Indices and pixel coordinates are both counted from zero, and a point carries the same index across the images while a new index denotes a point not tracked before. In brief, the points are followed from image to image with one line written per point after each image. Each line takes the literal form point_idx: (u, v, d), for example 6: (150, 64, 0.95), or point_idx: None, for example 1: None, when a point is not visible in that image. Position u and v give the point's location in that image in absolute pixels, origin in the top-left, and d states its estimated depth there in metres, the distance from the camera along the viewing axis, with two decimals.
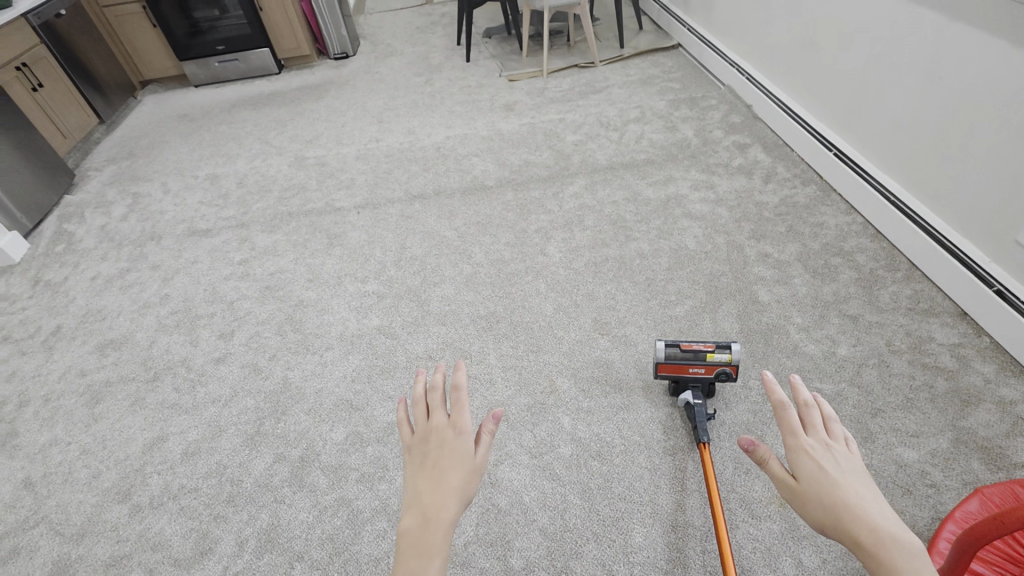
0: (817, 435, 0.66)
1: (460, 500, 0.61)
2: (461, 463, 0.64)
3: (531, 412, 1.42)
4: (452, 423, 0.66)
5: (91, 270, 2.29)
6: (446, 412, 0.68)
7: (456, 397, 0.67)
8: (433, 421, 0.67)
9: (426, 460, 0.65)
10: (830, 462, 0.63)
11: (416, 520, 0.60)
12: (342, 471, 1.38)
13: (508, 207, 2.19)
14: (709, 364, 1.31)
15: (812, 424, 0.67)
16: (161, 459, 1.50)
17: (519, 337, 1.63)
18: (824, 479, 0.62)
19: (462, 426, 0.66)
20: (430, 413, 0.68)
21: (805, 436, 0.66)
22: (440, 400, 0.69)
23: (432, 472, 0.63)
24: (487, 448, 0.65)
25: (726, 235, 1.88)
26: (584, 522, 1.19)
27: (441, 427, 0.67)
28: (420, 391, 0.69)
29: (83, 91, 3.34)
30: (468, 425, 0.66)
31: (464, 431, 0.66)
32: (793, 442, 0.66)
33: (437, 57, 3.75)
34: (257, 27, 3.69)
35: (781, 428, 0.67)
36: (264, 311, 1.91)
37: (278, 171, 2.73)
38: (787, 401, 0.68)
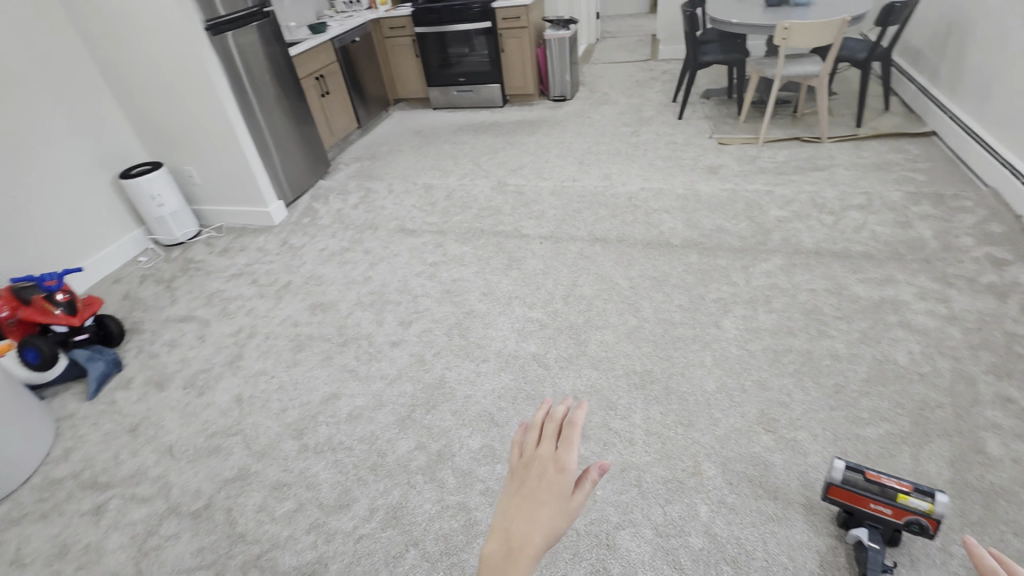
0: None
1: (549, 542, 0.50)
2: (558, 500, 0.52)
3: (667, 488, 1.33)
4: (557, 457, 0.55)
5: (322, 243, 2.78)
6: (556, 445, 0.58)
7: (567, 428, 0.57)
8: (541, 451, 0.57)
9: (523, 491, 0.55)
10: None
11: (498, 552, 0.50)
12: (470, 478, 1.44)
13: (689, 269, 2.11)
14: (899, 508, 1.09)
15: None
16: (331, 413, 1.74)
17: (671, 405, 1.55)
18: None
19: (568, 463, 0.55)
20: (540, 442, 0.59)
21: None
22: (553, 430, 0.59)
23: (526, 503, 0.53)
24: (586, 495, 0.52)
25: (953, 360, 1.57)
26: None
27: (547, 458, 0.56)
28: (539, 418, 0.61)
29: (354, 101, 4.12)
30: (574, 463, 0.55)
31: (567, 468, 0.55)
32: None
33: (649, 111, 3.83)
34: (495, 66, 4.18)
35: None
36: (440, 311, 2.11)
37: (481, 191, 3.03)
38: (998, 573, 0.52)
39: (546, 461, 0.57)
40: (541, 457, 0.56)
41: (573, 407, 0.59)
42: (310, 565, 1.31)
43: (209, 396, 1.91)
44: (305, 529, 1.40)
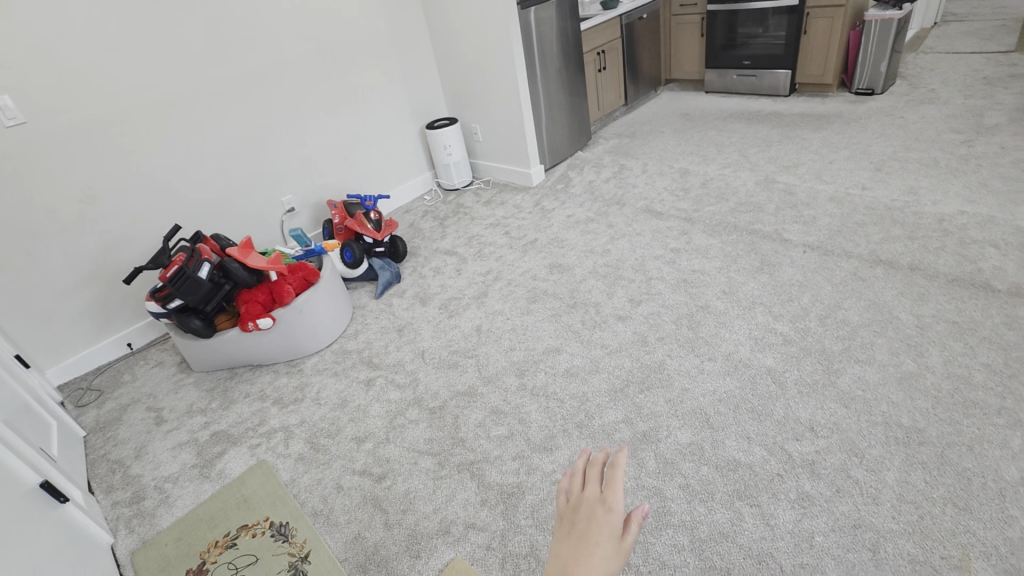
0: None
1: None
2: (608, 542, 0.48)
3: (916, 570, 1.10)
4: (603, 499, 0.51)
5: (570, 210, 2.95)
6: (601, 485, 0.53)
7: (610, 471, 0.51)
8: (586, 492, 0.52)
9: (571, 536, 0.51)
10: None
11: None
12: (671, 468, 1.41)
13: (1013, 325, 1.64)
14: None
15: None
16: (551, 364, 1.88)
17: (944, 477, 1.26)
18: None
19: (615, 505, 0.51)
20: (584, 483, 0.54)
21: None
22: (597, 472, 0.54)
23: (576, 546, 0.49)
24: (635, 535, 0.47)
25: None
26: None
27: (590, 505, 0.51)
28: (580, 459, 0.55)
29: (627, 78, 4.17)
30: (622, 506, 0.50)
31: (614, 509, 0.50)
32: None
33: (996, 117, 2.98)
34: (791, 49, 3.74)
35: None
36: (673, 298, 2.06)
37: (743, 185, 2.80)
38: None
39: (589, 508, 0.52)
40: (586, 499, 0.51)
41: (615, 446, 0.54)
42: (510, 486, 1.47)
43: (457, 320, 2.24)
44: (511, 455, 1.56)
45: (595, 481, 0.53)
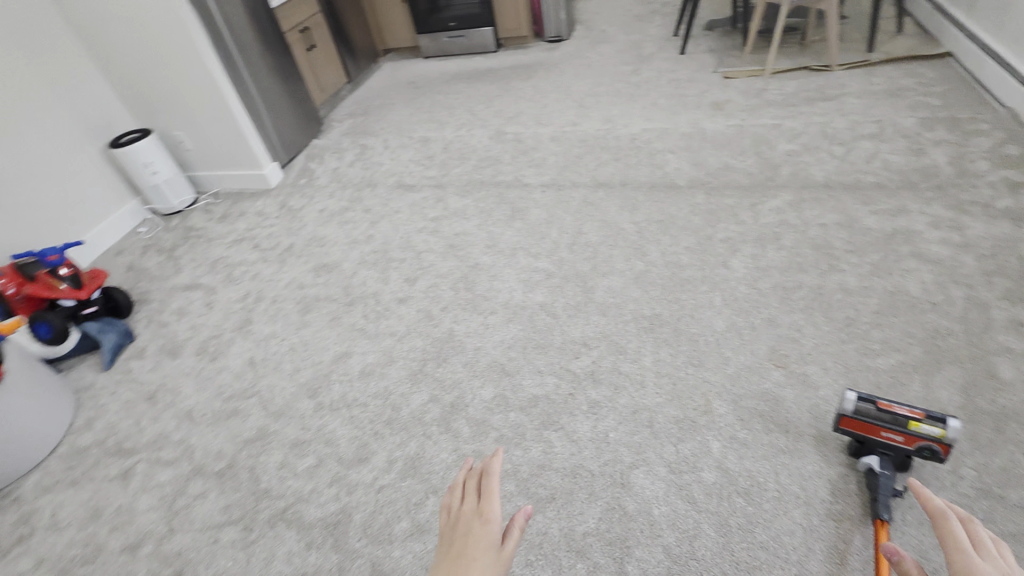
0: (972, 530, 0.78)
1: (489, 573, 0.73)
2: (488, 544, 0.76)
3: (679, 427, 1.35)
4: (483, 511, 0.80)
5: (321, 204, 2.74)
6: (477, 501, 0.82)
7: (486, 485, 0.82)
8: (468, 508, 0.81)
9: (460, 540, 0.78)
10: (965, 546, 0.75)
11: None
12: (484, 427, 1.46)
13: (696, 211, 2.08)
14: (913, 435, 1.11)
15: (982, 545, 0.75)
16: (343, 371, 1.75)
17: (681, 346, 1.56)
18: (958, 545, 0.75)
19: (490, 514, 0.79)
20: (465, 500, 0.83)
21: (976, 558, 0.73)
22: (474, 489, 0.84)
23: (465, 546, 0.77)
24: (512, 541, 0.76)
25: (967, 288, 1.54)
26: (713, 556, 1.11)
27: (470, 514, 0.81)
28: (460, 483, 0.85)
29: (343, 54, 3.96)
30: (495, 514, 0.79)
31: (491, 520, 0.79)
32: (962, 563, 0.73)
33: (650, 47, 3.66)
34: (487, 7, 3.98)
35: (940, 537, 0.78)
36: (445, 266, 2.09)
37: (479, 142, 2.94)
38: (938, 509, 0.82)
39: (469, 516, 0.81)
40: (468, 513, 0.80)
41: (485, 474, 0.84)
42: (334, 515, 1.36)
43: (223, 362, 1.93)
44: (327, 482, 1.44)
45: (473, 494, 0.83)
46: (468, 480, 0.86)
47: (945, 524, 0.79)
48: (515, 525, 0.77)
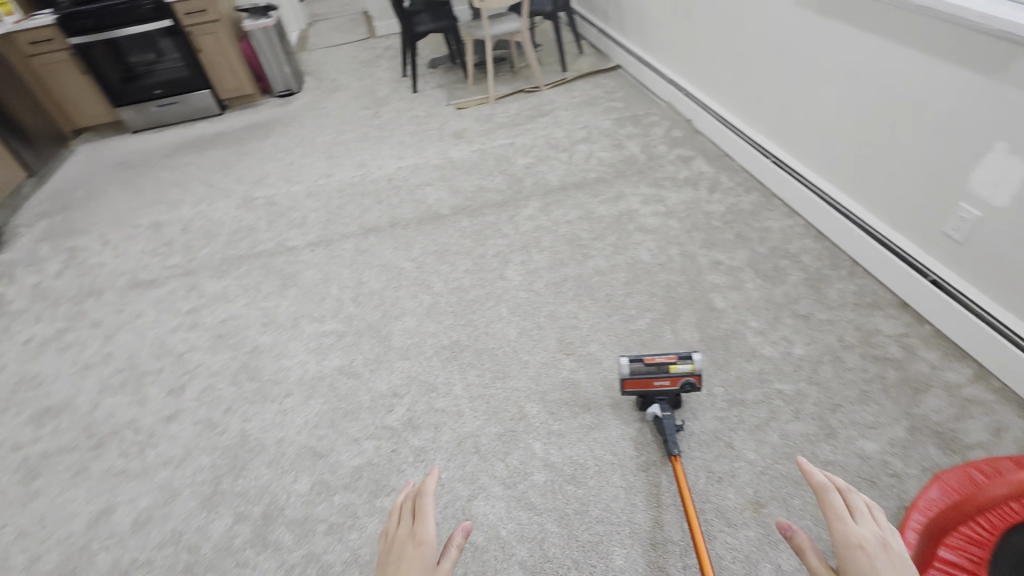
0: (852, 502, 0.73)
1: None
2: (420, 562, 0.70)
3: (503, 441, 1.40)
4: (415, 532, 0.74)
5: (23, 332, 2.12)
6: (412, 524, 0.76)
7: (422, 503, 0.77)
8: (403, 530, 0.76)
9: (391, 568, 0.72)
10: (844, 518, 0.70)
11: None
12: (309, 524, 1.30)
13: (465, 234, 2.20)
14: (675, 377, 1.33)
15: (858, 513, 0.71)
16: (108, 534, 1.38)
17: (485, 365, 1.62)
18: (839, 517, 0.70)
19: (423, 535, 0.73)
20: (400, 522, 0.78)
21: (854, 527, 0.69)
22: (411, 511, 0.78)
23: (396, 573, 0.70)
24: (448, 561, 0.69)
25: (679, 245, 1.93)
26: (563, 550, 1.17)
27: (405, 537, 0.75)
28: (398, 508, 0.80)
29: (10, 143, 3.16)
30: (430, 534, 0.73)
31: (426, 540, 0.73)
32: (842, 534, 0.68)
33: (384, 90, 3.77)
34: (196, 69, 3.63)
35: (823, 512, 0.72)
36: (217, 361, 1.80)
37: (226, 214, 2.64)
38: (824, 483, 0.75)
39: (405, 539, 0.75)
40: (402, 536, 0.75)
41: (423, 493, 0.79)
42: None
43: None
44: None
45: (408, 516, 0.78)
46: (407, 503, 0.81)
47: (825, 499, 0.72)
48: (454, 543, 0.70)
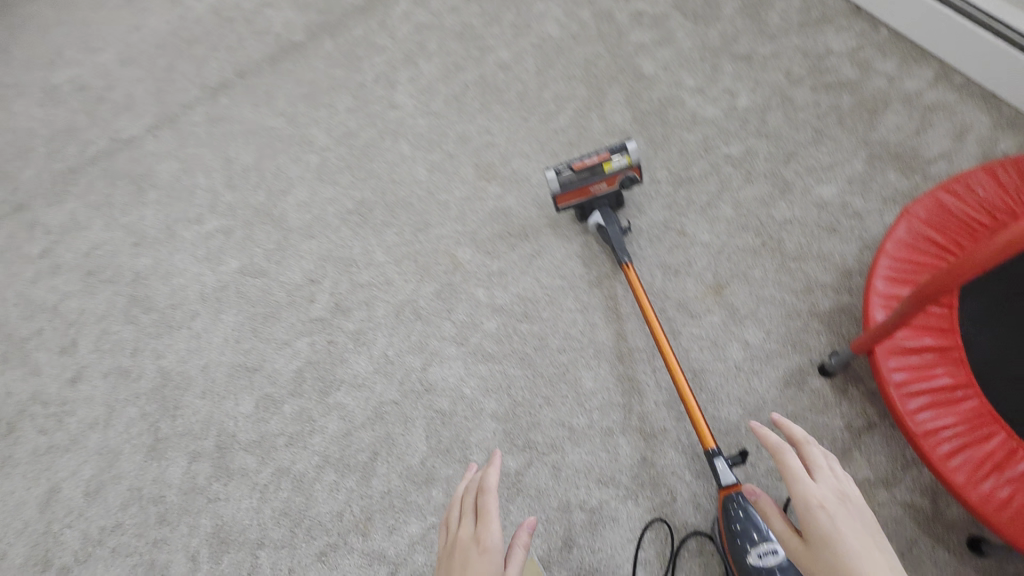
0: (809, 458, 0.71)
1: None
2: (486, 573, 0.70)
3: (442, 299, 1.26)
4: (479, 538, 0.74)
5: None
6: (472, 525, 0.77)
7: (487, 502, 0.77)
8: (462, 533, 0.76)
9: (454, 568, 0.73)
10: (809, 484, 0.67)
11: None
12: (267, 442, 1.19)
13: (333, 60, 1.73)
14: (614, 176, 1.14)
15: (814, 466, 0.70)
16: (65, 511, 1.23)
17: (400, 219, 1.40)
18: (829, 541, 0.63)
19: (486, 541, 0.74)
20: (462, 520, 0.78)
21: (811, 486, 0.67)
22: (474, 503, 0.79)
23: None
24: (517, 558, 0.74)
25: (590, 4, 1.55)
26: (529, 388, 1.13)
27: (467, 539, 0.75)
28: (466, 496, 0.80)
29: None
30: (492, 540, 0.73)
31: (487, 545, 0.73)
32: (801, 496, 0.67)
33: None
34: None
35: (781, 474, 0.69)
36: (99, 302, 1.50)
37: None
38: (782, 443, 0.71)
39: (467, 540, 0.76)
40: (465, 538, 0.76)
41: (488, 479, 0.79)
42: None
43: None
44: None
45: (471, 514, 0.78)
46: (468, 494, 0.81)
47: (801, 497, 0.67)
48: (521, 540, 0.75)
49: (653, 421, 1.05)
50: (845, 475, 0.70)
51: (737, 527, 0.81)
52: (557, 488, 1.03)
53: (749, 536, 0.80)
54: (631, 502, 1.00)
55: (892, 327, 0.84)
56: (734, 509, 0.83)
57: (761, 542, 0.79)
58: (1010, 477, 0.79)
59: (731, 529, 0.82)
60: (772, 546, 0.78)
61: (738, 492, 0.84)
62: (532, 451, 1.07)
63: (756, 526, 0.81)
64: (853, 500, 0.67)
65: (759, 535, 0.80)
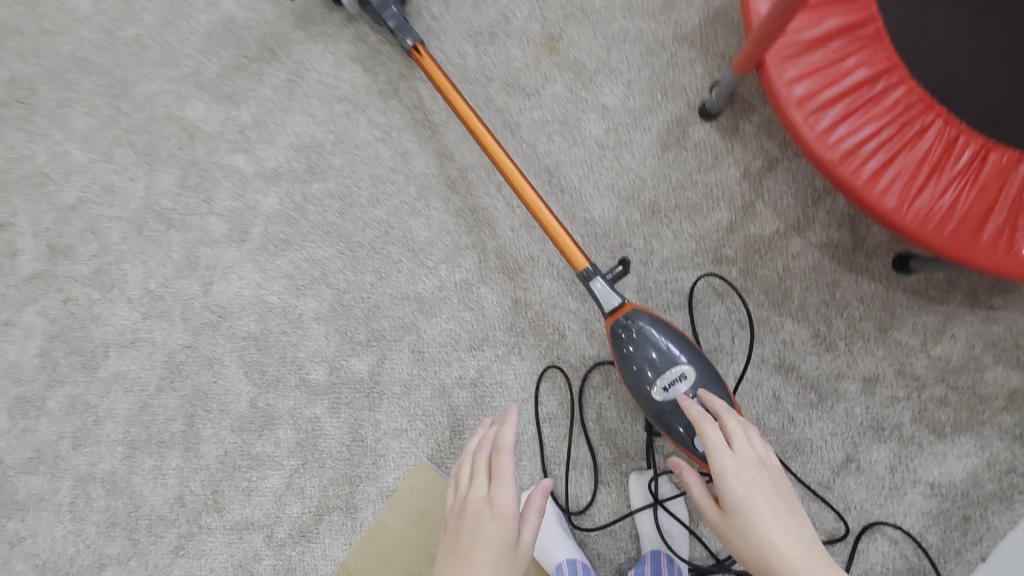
0: (725, 427, 0.54)
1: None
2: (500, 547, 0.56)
3: (192, 186, 0.86)
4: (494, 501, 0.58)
5: None
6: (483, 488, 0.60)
7: (504, 462, 0.60)
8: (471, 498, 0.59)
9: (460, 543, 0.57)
10: (728, 461, 0.51)
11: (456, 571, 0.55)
12: (47, 455, 0.87)
13: None
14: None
15: (734, 434, 0.54)
16: None
17: (88, 79, 0.88)
18: (751, 533, 0.48)
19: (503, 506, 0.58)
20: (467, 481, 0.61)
21: (728, 458, 0.51)
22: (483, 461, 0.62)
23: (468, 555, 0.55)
24: (531, 526, 0.59)
25: None
26: (348, 265, 0.82)
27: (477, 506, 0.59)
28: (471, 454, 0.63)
29: None
30: (511, 505, 0.58)
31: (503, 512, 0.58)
32: (720, 476, 0.51)
33: None
34: None
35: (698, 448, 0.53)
36: None
37: None
38: (700, 411, 0.55)
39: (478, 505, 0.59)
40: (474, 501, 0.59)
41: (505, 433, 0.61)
42: None
43: None
44: None
45: (478, 477, 0.61)
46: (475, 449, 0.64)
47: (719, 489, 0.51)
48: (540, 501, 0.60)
49: (514, 253, 0.80)
50: (766, 444, 0.54)
51: (634, 355, 0.61)
52: (426, 375, 0.81)
53: (649, 363, 0.60)
54: (514, 359, 0.79)
55: (779, 23, 0.56)
56: (628, 334, 0.61)
57: (666, 367, 0.60)
58: (947, 179, 0.60)
59: (626, 360, 0.62)
60: (681, 367, 0.60)
61: (630, 312, 0.62)
62: (381, 343, 0.81)
63: (657, 348, 0.61)
64: (774, 474, 0.51)
65: (663, 358, 0.60)
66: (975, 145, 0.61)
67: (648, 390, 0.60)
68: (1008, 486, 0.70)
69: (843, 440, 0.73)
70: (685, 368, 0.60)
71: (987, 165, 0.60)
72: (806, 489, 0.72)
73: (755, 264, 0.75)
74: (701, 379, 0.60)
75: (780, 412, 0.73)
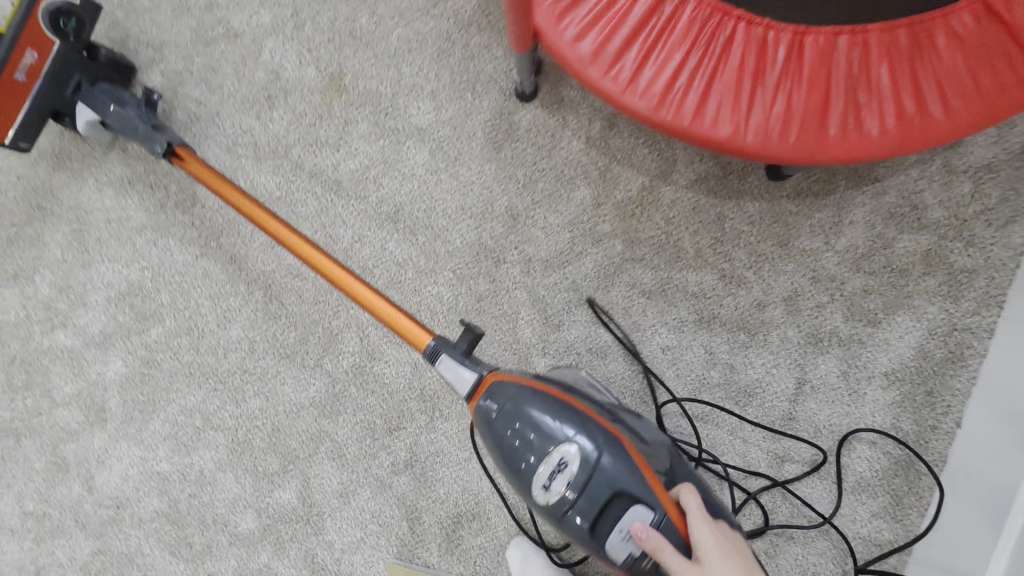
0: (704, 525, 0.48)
1: None
2: None
3: (24, 386, 0.74)
4: None
5: None
6: None
7: None
8: None
9: None
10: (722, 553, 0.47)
11: None
12: None
13: None
14: (31, 22, 0.58)
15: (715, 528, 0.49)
16: None
17: None
18: None
19: None
20: None
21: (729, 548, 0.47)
22: None
23: None
24: None
25: None
26: (229, 399, 0.73)
27: None
28: None
29: None
30: None
31: None
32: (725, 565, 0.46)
33: None
34: None
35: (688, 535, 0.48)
36: None
37: None
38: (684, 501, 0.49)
39: None
40: None
41: None
42: None
43: None
44: None
45: None
46: None
47: None
48: None
49: (389, 318, 0.71)
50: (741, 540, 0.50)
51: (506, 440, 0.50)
52: (358, 477, 0.73)
53: (527, 447, 0.50)
54: (440, 424, 0.72)
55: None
56: (495, 414, 0.51)
57: (552, 450, 0.49)
58: (808, 72, 0.49)
59: (502, 447, 0.51)
60: (564, 450, 0.49)
61: (491, 388, 0.52)
62: (298, 464, 0.73)
63: (535, 425, 0.50)
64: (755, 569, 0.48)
65: (540, 440, 0.49)
66: (821, 16, 0.49)
67: (533, 485, 0.49)
68: (958, 347, 0.67)
69: (788, 367, 0.68)
70: (570, 449, 0.48)
71: (847, 37, 0.48)
72: (768, 431, 0.69)
73: (636, 229, 0.69)
74: (594, 457, 0.48)
75: (713, 367, 0.69)
